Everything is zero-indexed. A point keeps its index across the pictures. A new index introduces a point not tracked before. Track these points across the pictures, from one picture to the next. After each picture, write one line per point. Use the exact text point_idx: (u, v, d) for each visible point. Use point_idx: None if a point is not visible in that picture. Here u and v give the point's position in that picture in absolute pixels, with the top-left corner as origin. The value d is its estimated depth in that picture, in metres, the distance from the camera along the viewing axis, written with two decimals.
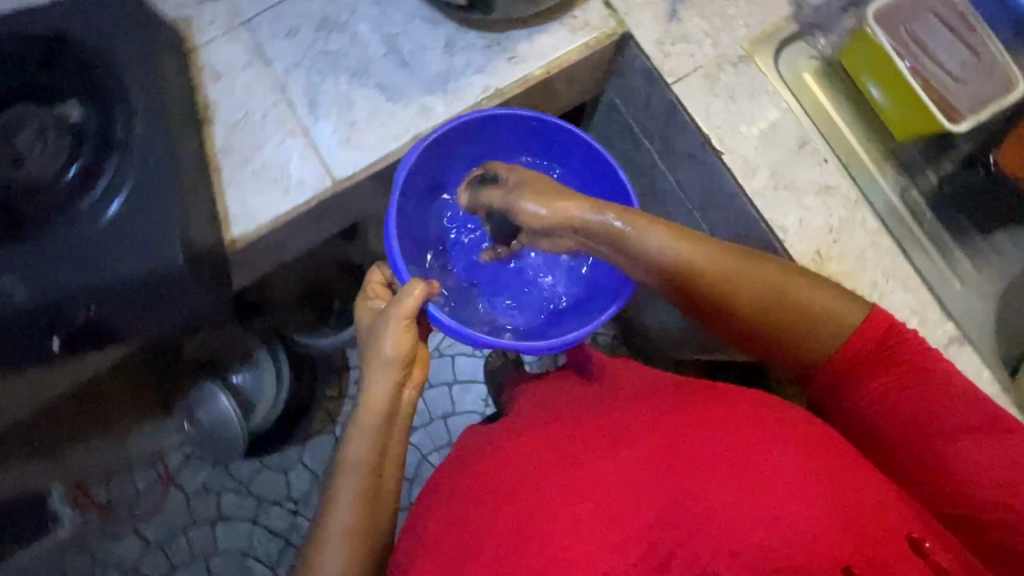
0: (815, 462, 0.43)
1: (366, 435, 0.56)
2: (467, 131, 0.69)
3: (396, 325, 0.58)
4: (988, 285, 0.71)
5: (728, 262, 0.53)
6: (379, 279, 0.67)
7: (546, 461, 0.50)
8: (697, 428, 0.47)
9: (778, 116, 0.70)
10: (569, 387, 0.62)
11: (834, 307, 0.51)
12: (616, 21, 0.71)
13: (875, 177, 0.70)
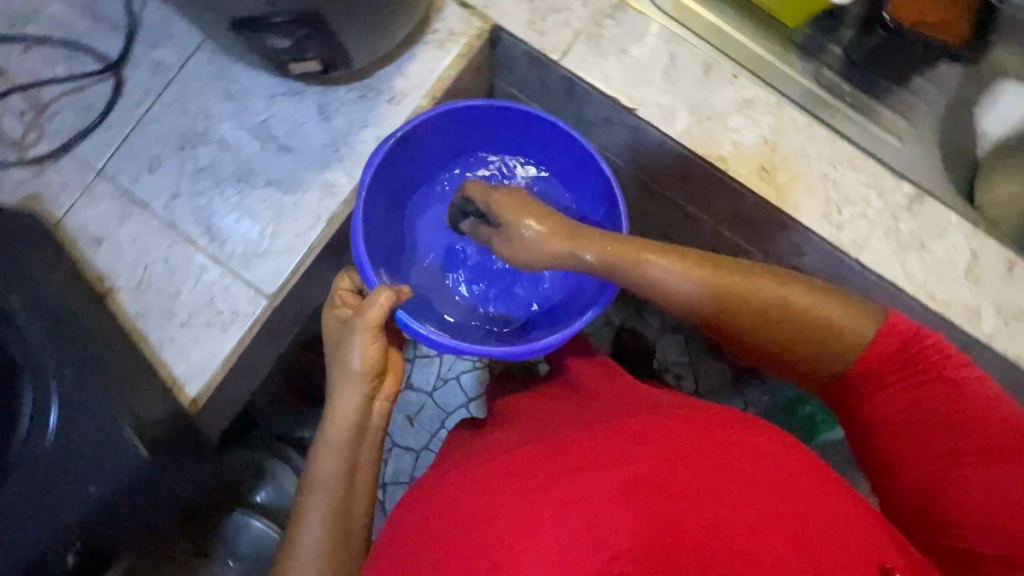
0: (796, 480, 0.38)
1: (333, 451, 0.54)
2: (439, 125, 0.66)
3: (363, 337, 0.54)
4: (921, 131, 0.71)
5: (725, 281, 0.47)
6: (347, 286, 0.61)
7: (511, 470, 0.43)
8: (672, 433, 0.41)
9: (675, 50, 0.67)
10: (521, 410, 0.55)
11: (844, 318, 0.45)
12: (479, 18, 0.67)
13: (785, 72, 0.69)
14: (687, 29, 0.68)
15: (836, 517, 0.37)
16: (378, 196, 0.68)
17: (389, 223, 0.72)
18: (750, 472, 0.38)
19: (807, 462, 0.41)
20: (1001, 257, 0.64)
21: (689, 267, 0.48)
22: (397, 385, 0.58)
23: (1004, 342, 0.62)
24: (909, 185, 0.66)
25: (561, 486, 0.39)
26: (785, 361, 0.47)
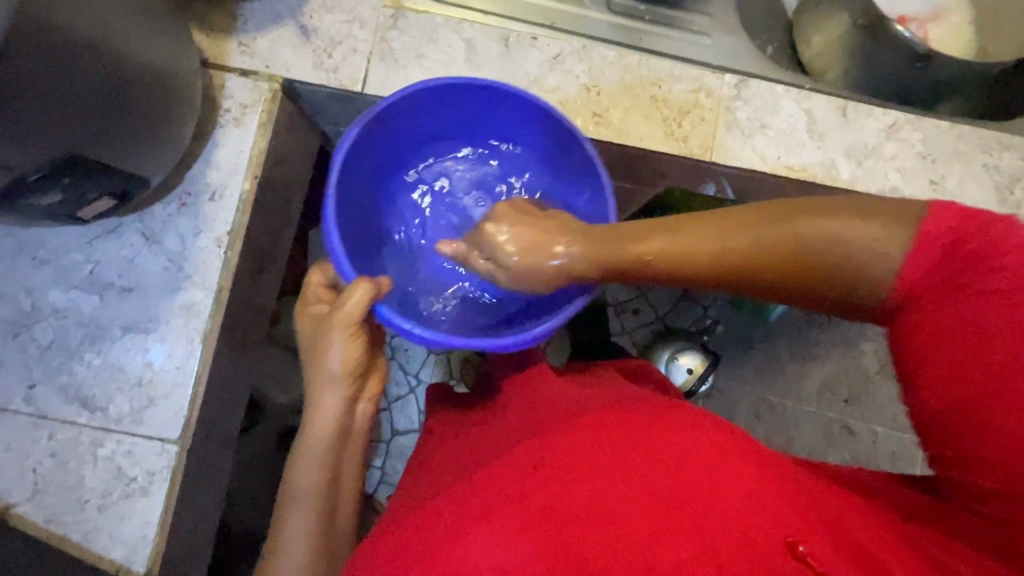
0: (709, 456, 0.42)
1: (316, 450, 0.64)
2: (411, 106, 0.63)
3: (342, 335, 0.63)
4: (727, 17, 0.73)
5: (712, 237, 0.43)
6: (321, 280, 0.69)
7: (440, 517, 0.45)
8: (579, 457, 0.43)
9: (470, 34, 0.65)
10: (482, 441, 0.58)
11: (870, 234, 0.36)
12: (265, 81, 0.63)
13: (581, 15, 0.69)
14: (473, 11, 0.66)
15: (733, 499, 0.38)
16: (348, 201, 0.66)
17: (360, 215, 0.69)
18: (661, 458, 0.42)
19: (711, 442, 0.43)
20: (834, 107, 0.67)
21: (665, 240, 0.45)
22: (375, 383, 0.69)
23: (863, 182, 0.66)
24: (732, 74, 0.67)
25: (477, 526, 0.41)
26: (813, 301, 0.40)
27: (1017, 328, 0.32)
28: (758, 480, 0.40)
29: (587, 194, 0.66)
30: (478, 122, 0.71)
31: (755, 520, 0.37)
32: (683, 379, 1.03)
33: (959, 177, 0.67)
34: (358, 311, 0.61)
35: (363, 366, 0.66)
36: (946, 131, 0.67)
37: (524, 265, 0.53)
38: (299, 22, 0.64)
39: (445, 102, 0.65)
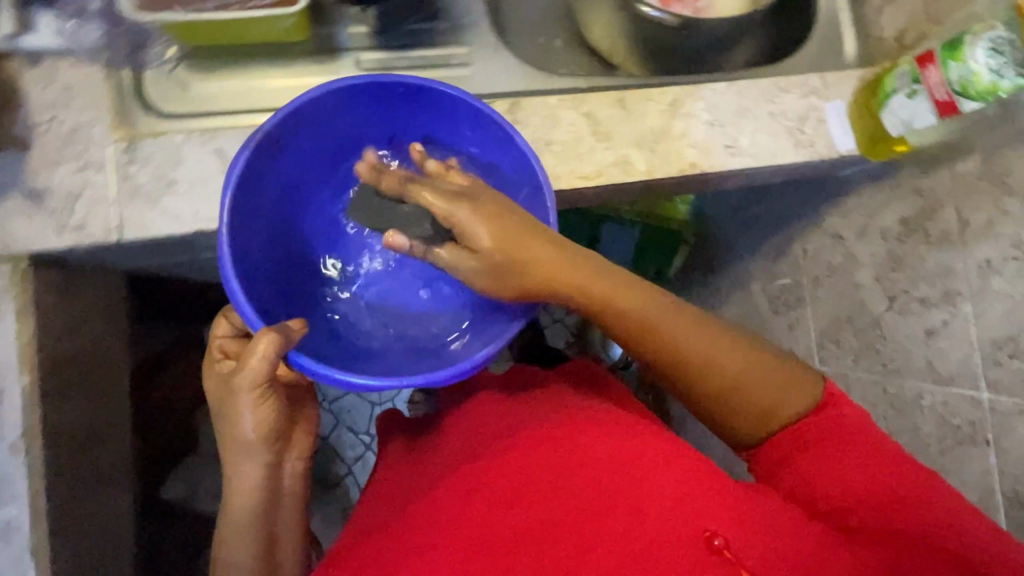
0: (645, 470, 0.53)
1: (245, 520, 0.62)
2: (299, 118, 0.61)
3: (251, 400, 0.57)
4: (488, 34, 0.69)
5: (684, 327, 0.55)
6: (227, 330, 0.64)
7: (406, 539, 0.55)
8: (532, 482, 0.55)
9: (219, 143, 0.61)
10: (428, 456, 0.67)
11: (789, 391, 0.56)
12: (8, 263, 0.57)
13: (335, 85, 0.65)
14: (215, 120, 0.62)
15: (658, 504, 0.50)
16: (254, 250, 0.65)
17: (275, 235, 0.70)
18: (606, 486, 0.52)
19: (645, 454, 0.54)
20: (611, 103, 0.65)
21: (680, 328, 0.55)
22: (302, 438, 0.65)
23: (661, 167, 0.65)
24: (501, 101, 0.64)
25: (445, 547, 0.53)
26: (716, 410, 0.57)
27: (838, 430, 0.53)
28: (679, 483, 0.51)
29: (527, 190, 0.62)
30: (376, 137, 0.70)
31: (678, 522, 0.49)
32: (619, 352, 1.33)
33: (750, 133, 0.67)
34: (264, 363, 0.56)
35: (282, 425, 0.62)
36: (725, 92, 0.67)
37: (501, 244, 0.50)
38: (23, 188, 0.57)
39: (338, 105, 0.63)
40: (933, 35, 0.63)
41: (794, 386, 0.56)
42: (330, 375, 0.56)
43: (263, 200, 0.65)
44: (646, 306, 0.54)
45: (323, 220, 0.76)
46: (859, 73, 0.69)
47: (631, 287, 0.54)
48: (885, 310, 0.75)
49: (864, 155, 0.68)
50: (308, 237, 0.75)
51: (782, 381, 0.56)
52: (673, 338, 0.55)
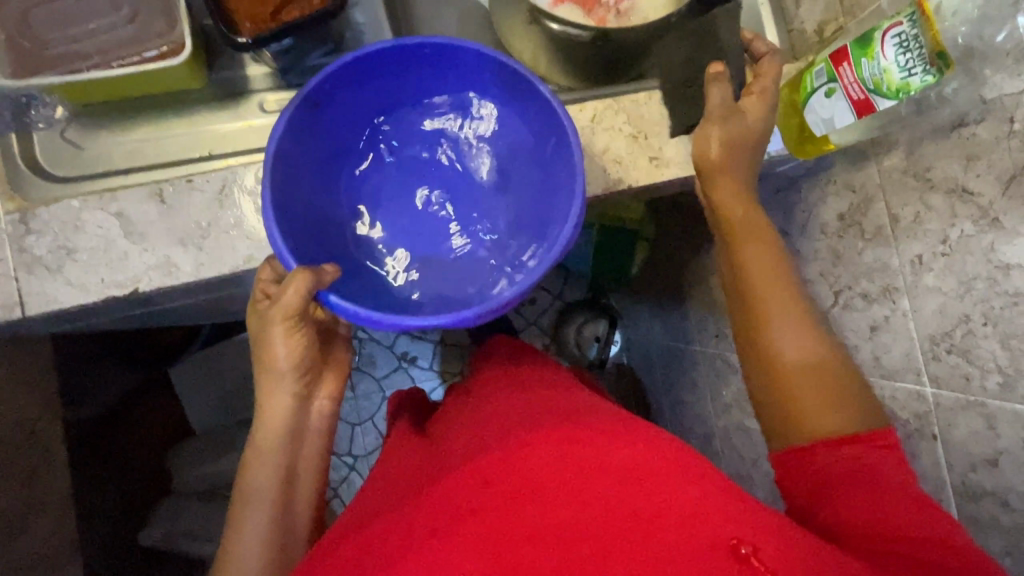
0: (675, 477, 0.47)
1: (265, 456, 0.59)
2: (344, 77, 0.58)
3: (282, 330, 0.56)
4: None
5: (779, 285, 0.58)
6: (271, 277, 0.57)
7: (389, 537, 0.52)
8: (552, 479, 0.49)
9: (117, 202, 0.58)
10: (436, 457, 0.62)
11: (845, 411, 0.52)
12: None
13: (242, 132, 0.63)
14: (114, 176, 0.60)
15: (675, 513, 0.44)
16: (292, 195, 0.59)
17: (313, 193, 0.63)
18: (628, 495, 0.46)
19: (673, 458, 0.48)
20: None
21: (771, 293, 0.57)
22: (333, 378, 0.65)
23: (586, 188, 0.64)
24: None
25: (438, 546, 0.48)
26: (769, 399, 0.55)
27: (878, 473, 0.49)
28: (709, 492, 0.45)
29: (553, 142, 0.59)
30: (421, 95, 0.65)
31: (703, 528, 0.43)
32: (596, 349, 1.32)
33: (675, 142, 0.65)
34: (297, 301, 0.53)
35: (313, 357, 0.60)
36: (645, 104, 0.66)
37: (761, 133, 0.61)
38: None
39: (382, 61, 0.59)
40: (847, 30, 0.62)
41: (848, 403, 0.52)
42: (369, 316, 0.51)
43: (295, 157, 0.59)
44: (759, 244, 0.59)
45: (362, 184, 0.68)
46: (782, 72, 0.68)
47: (770, 242, 0.60)
48: (832, 305, 0.73)
49: (794, 154, 0.67)
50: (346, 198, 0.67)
51: (835, 400, 0.52)
52: (762, 298, 0.57)
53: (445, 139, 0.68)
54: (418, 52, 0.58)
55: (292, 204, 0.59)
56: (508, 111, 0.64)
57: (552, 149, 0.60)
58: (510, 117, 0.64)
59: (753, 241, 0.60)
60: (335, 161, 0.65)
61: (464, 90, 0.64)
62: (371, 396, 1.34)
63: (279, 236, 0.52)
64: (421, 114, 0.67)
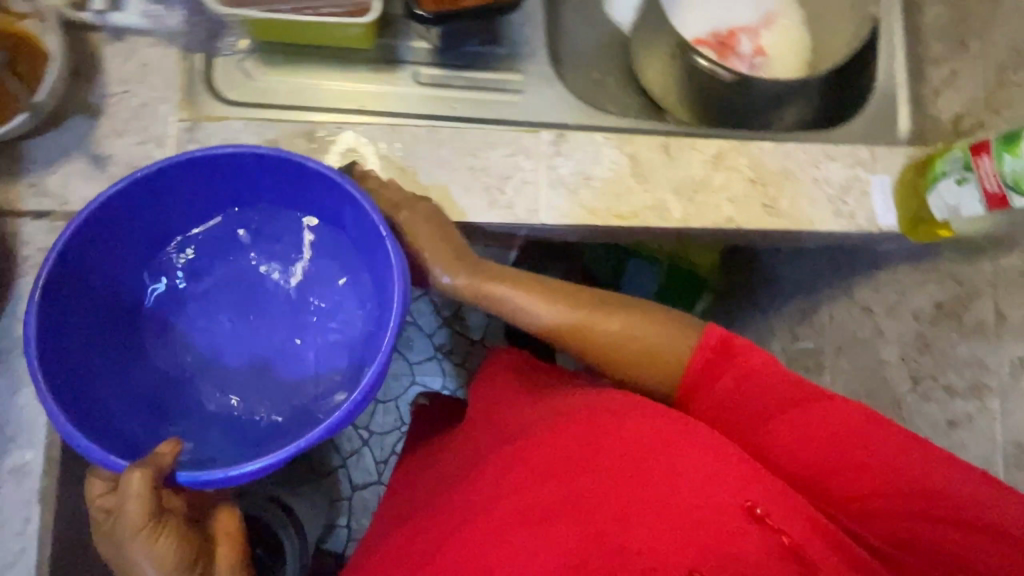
0: (686, 448, 0.49)
1: None
2: (116, 219, 0.55)
3: (141, 543, 0.53)
4: (542, 68, 0.71)
5: (563, 305, 0.61)
6: (103, 489, 0.57)
7: (436, 524, 0.55)
8: (566, 461, 0.51)
9: (271, 134, 0.63)
10: (470, 441, 0.66)
11: (667, 347, 0.59)
12: (64, 219, 0.60)
13: (388, 94, 0.68)
14: (271, 110, 0.65)
15: (690, 480, 0.47)
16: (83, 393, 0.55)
17: (121, 371, 0.60)
18: (646, 464, 0.48)
19: (685, 434, 0.50)
20: (655, 147, 0.66)
21: (561, 318, 0.61)
22: (230, 550, 0.59)
23: (696, 218, 0.66)
24: (546, 131, 0.66)
25: (473, 528, 0.50)
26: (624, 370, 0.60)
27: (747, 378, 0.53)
28: (723, 464, 0.48)
29: (349, 212, 0.59)
30: (186, 217, 0.62)
31: (717, 493, 0.46)
32: None
33: (789, 196, 0.67)
34: (141, 505, 0.51)
35: (194, 547, 0.56)
36: (770, 154, 0.67)
37: (825, 202, 0.67)
38: (90, 152, 0.61)
39: (148, 197, 0.56)
40: (992, 126, 0.63)
41: (667, 337, 0.59)
42: (208, 480, 0.51)
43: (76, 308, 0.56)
44: (534, 283, 0.63)
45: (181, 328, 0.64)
46: (908, 152, 0.69)
47: (539, 282, 0.63)
48: (907, 391, 0.73)
49: (904, 233, 0.67)
50: (172, 355, 0.63)
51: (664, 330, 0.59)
52: (565, 327, 0.61)
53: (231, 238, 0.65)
54: (182, 176, 0.56)
55: (91, 407, 0.55)
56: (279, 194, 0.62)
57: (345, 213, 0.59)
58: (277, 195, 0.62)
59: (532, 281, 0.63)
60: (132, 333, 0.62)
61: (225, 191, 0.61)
62: (400, 377, 1.36)
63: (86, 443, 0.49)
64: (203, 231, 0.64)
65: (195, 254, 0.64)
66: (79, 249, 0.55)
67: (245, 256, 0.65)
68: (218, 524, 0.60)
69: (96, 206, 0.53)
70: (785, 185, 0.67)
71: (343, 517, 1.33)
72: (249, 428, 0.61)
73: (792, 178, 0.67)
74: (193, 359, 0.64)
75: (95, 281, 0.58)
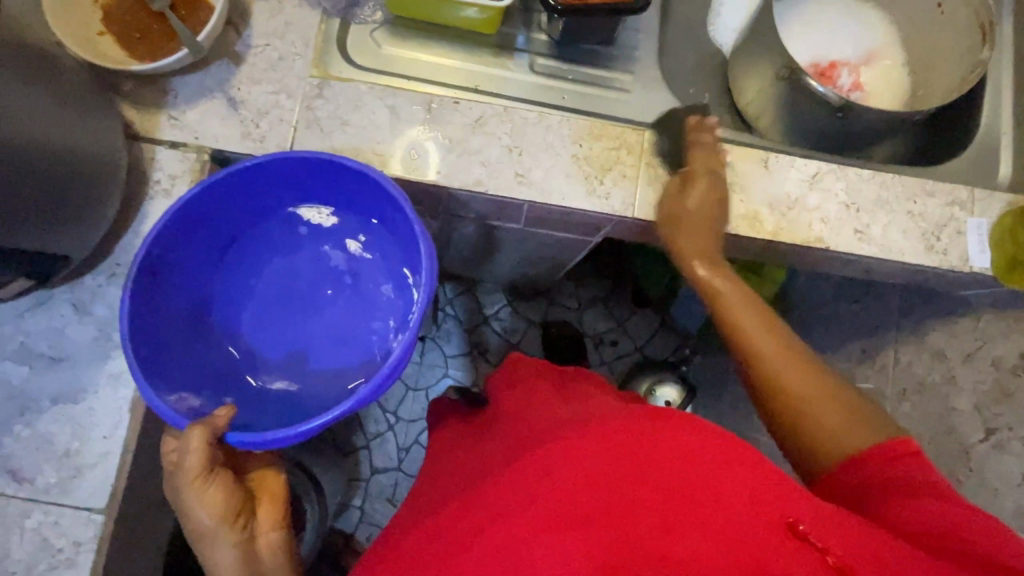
0: (723, 456, 0.42)
1: None
2: (209, 210, 0.62)
3: (195, 490, 0.55)
4: (648, 75, 0.75)
5: (767, 334, 0.59)
6: (173, 447, 0.58)
7: (442, 539, 0.46)
8: (590, 469, 0.43)
9: (392, 99, 0.67)
10: (484, 452, 0.61)
11: (845, 433, 0.52)
12: (195, 152, 0.65)
13: (503, 78, 0.71)
14: (394, 77, 0.69)
15: (734, 492, 0.40)
16: (162, 367, 0.60)
17: (189, 350, 0.65)
18: (682, 471, 0.41)
19: (723, 441, 0.44)
20: (755, 159, 0.68)
21: (758, 338, 0.59)
22: (270, 510, 0.60)
23: (787, 233, 0.67)
24: (651, 130, 0.68)
25: (488, 545, 0.42)
26: (782, 435, 0.55)
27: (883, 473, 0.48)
28: (768, 481, 0.41)
29: (391, 211, 0.64)
30: (249, 219, 0.68)
31: (759, 505, 0.40)
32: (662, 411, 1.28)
33: (883, 225, 0.68)
34: (201, 455, 0.54)
35: (242, 500, 0.58)
36: (868, 181, 0.68)
37: (918, 236, 0.68)
38: (228, 93, 0.66)
39: (229, 199, 0.63)
40: None
41: (852, 424, 0.52)
42: (256, 440, 0.55)
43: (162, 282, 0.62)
44: (747, 296, 0.63)
45: (238, 321, 0.69)
46: (1008, 199, 0.69)
47: (749, 296, 0.62)
48: (979, 441, 0.72)
49: (997, 277, 0.67)
50: (232, 342, 0.68)
51: (854, 418, 0.52)
52: (755, 351, 0.58)
53: (288, 237, 0.71)
54: (257, 176, 0.61)
55: (161, 381, 0.60)
56: (334, 199, 0.69)
57: (387, 213, 0.65)
58: (332, 202, 0.69)
59: (742, 288, 0.63)
60: (202, 317, 0.67)
61: (285, 197, 0.67)
62: (434, 368, 1.37)
63: (159, 404, 0.54)
64: (261, 231, 0.70)
65: (251, 251, 0.70)
66: (166, 245, 0.60)
67: (299, 253, 0.72)
68: (262, 482, 0.62)
69: (183, 203, 0.58)
70: (877, 214, 0.68)
71: (357, 498, 1.31)
72: (299, 406, 0.68)
73: (886, 208, 0.68)
74: (246, 345, 0.69)
75: (173, 277, 0.63)
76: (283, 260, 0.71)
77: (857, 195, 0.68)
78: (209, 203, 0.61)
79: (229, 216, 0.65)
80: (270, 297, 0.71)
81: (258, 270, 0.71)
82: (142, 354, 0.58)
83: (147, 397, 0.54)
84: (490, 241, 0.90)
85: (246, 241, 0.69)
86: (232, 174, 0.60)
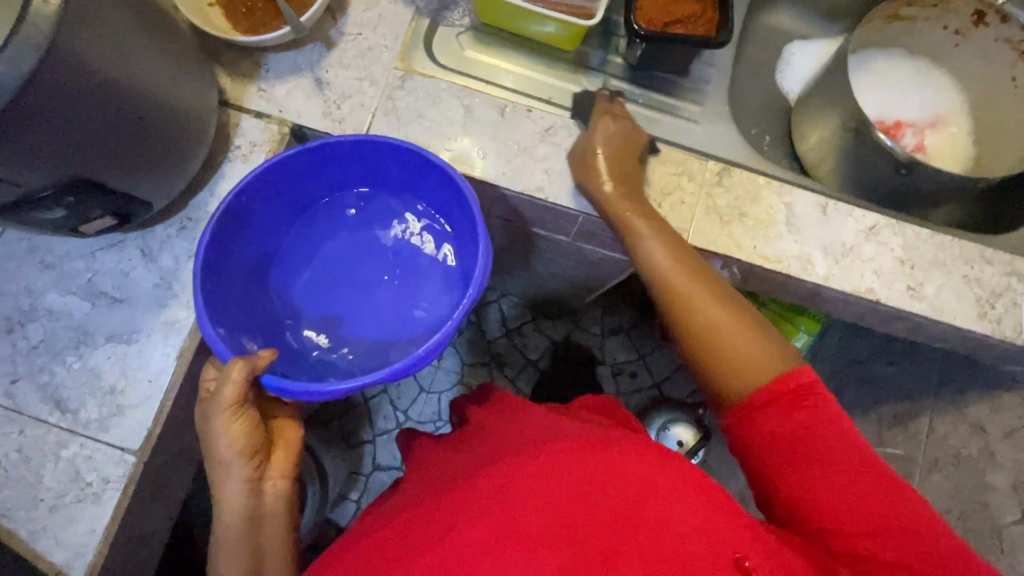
0: (679, 487, 0.42)
1: (229, 538, 0.59)
2: (296, 171, 0.65)
3: (224, 419, 0.56)
4: (716, 109, 0.77)
5: (690, 277, 0.60)
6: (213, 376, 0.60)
7: (403, 539, 0.47)
8: (548, 487, 0.43)
9: (468, 100, 0.70)
10: (456, 459, 0.61)
11: (748, 364, 0.54)
12: (277, 124, 0.68)
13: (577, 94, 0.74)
14: (473, 79, 0.72)
15: (687, 523, 0.40)
16: (223, 303, 0.63)
17: (245, 295, 0.67)
18: (638, 500, 0.41)
19: (684, 475, 0.43)
20: (815, 203, 0.68)
21: (678, 279, 0.60)
22: (284, 457, 0.61)
23: (839, 280, 0.67)
24: (714, 161, 0.69)
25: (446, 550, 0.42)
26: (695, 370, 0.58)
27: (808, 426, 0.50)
28: (719, 514, 0.41)
29: (456, 205, 0.66)
30: (330, 188, 0.71)
31: (709, 539, 0.40)
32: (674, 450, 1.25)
33: (937, 285, 0.67)
34: (238, 387, 0.55)
35: (261, 441, 0.59)
36: (926, 240, 0.68)
37: (972, 301, 0.67)
38: (316, 74, 0.69)
39: (313, 169, 0.66)
40: None
41: (757, 357, 0.55)
42: (284, 386, 0.56)
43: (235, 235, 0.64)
44: (680, 249, 0.62)
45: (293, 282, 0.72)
46: None
47: (678, 243, 0.62)
48: (1014, 523, 0.72)
49: None
50: (283, 295, 0.71)
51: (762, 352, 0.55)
52: (674, 290, 0.60)
53: (359, 209, 0.74)
54: (347, 150, 0.64)
55: (220, 313, 0.62)
56: (409, 187, 0.71)
57: (454, 209, 0.67)
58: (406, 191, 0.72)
59: (680, 243, 0.63)
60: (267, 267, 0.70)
61: (365, 175, 0.71)
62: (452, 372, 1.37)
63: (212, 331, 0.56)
64: (336, 200, 0.73)
65: (322, 217, 0.73)
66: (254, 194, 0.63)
67: (365, 229, 0.74)
68: (280, 429, 0.63)
69: (273, 163, 0.61)
70: (931, 274, 0.67)
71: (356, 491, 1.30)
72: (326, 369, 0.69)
73: (941, 269, 0.67)
74: (295, 302, 0.71)
75: (254, 222, 0.66)
76: (348, 231, 0.74)
77: (913, 252, 0.68)
78: (298, 167, 0.64)
79: (310, 183, 0.68)
80: (329, 262, 0.73)
81: (322, 237, 0.73)
82: (208, 286, 0.60)
83: (200, 322, 0.56)
84: (536, 251, 0.92)
85: (320, 207, 0.73)
86: (330, 146, 0.63)
